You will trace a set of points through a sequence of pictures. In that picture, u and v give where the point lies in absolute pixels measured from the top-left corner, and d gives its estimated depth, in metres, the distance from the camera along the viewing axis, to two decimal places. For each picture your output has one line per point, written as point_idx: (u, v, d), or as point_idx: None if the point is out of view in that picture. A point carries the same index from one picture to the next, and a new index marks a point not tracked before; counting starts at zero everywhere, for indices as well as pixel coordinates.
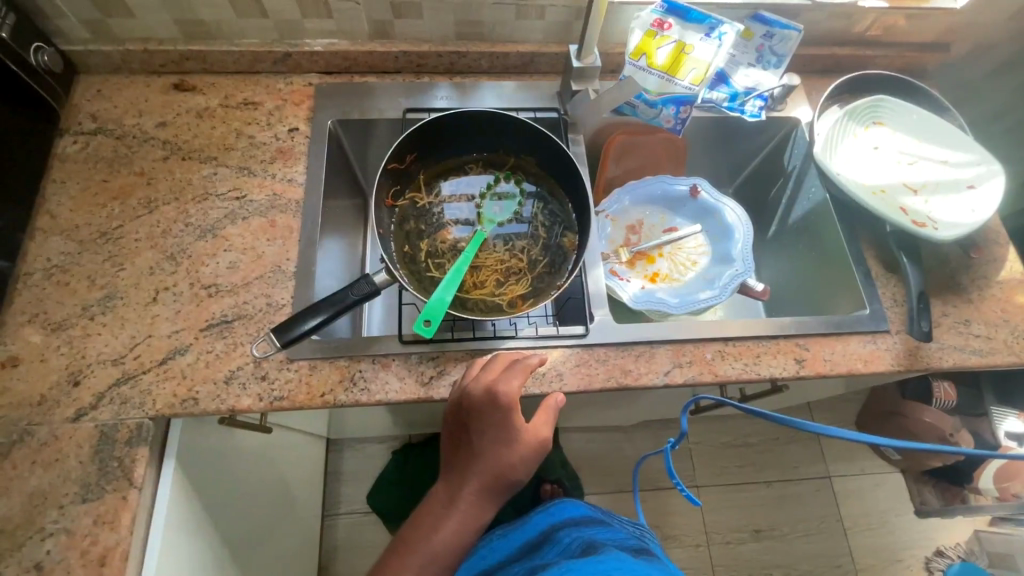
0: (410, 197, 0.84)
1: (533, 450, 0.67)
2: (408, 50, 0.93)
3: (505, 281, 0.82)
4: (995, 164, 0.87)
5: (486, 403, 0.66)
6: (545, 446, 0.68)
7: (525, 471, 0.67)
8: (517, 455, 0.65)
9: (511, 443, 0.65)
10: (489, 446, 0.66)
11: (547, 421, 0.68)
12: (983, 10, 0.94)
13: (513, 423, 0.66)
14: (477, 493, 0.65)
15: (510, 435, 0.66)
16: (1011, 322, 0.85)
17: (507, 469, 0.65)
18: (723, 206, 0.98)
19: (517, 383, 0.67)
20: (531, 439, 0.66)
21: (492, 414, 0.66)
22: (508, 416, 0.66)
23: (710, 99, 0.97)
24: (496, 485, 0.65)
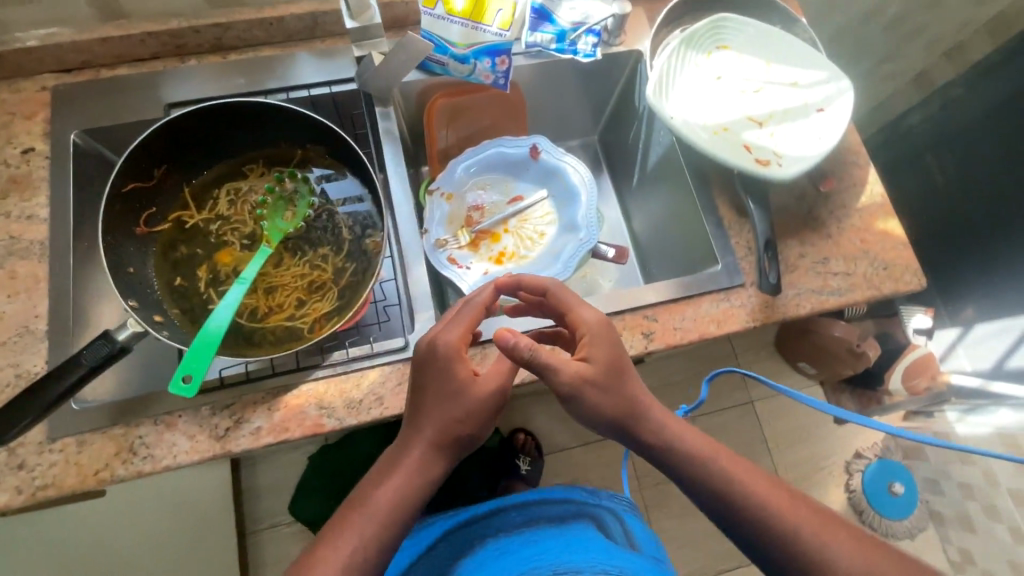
0: (175, 216, 0.69)
1: (469, 406, 0.59)
2: (155, 31, 0.76)
3: (307, 299, 0.70)
4: (843, 81, 0.78)
5: (428, 356, 0.61)
6: (493, 399, 0.61)
7: (474, 426, 0.60)
8: (462, 411, 0.59)
9: (452, 398, 0.59)
10: (431, 401, 0.60)
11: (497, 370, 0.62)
12: None
13: (450, 371, 0.60)
14: (429, 448, 0.59)
15: (451, 386, 0.60)
16: (871, 252, 0.80)
17: (453, 424, 0.60)
18: (565, 165, 0.87)
19: (456, 326, 0.61)
20: (475, 392, 0.60)
21: (438, 365, 0.60)
22: (449, 368, 0.60)
23: (535, 43, 0.84)
24: (448, 441, 0.59)
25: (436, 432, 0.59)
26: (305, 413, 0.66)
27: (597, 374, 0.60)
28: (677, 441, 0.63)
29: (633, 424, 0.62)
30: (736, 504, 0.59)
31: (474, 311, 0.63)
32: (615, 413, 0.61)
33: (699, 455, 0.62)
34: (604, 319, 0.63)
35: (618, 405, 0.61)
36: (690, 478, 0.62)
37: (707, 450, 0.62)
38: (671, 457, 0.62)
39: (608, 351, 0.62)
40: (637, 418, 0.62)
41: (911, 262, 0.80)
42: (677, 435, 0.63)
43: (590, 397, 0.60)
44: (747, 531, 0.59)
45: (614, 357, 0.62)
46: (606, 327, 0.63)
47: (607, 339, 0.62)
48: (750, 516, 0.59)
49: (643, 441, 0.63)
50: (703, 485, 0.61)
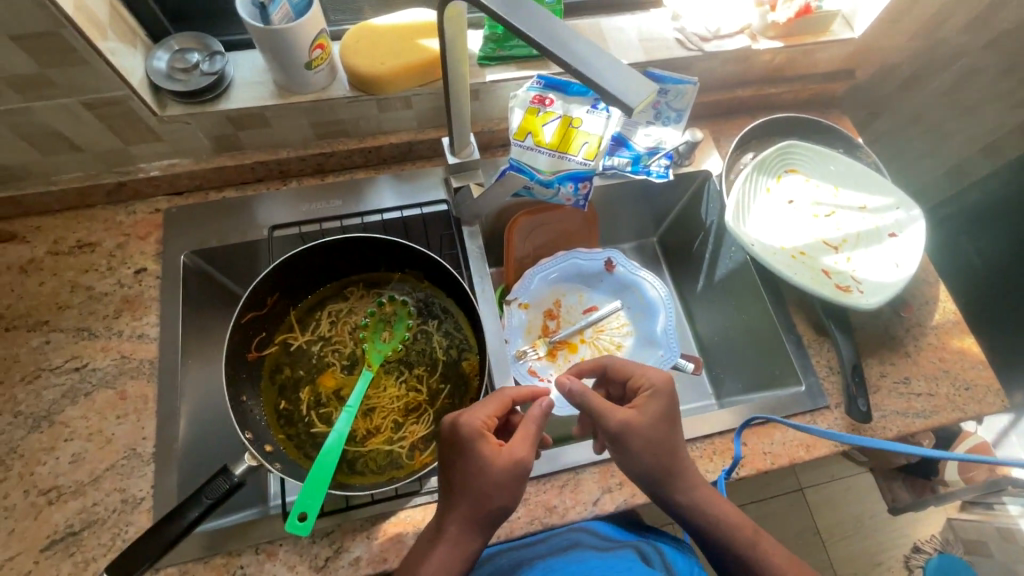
0: (282, 339, 0.72)
1: (504, 475, 0.55)
2: (265, 160, 0.81)
3: (404, 421, 0.71)
4: (914, 209, 0.81)
5: (450, 436, 0.58)
6: (523, 467, 0.56)
7: (509, 497, 0.56)
8: (493, 482, 0.55)
9: (484, 471, 0.55)
10: (460, 476, 0.56)
11: (530, 439, 0.57)
12: (882, 34, 0.90)
13: (476, 450, 0.56)
14: (464, 523, 0.55)
15: (478, 463, 0.56)
16: (951, 372, 0.81)
17: (487, 498, 0.55)
18: (640, 279, 0.91)
19: (480, 407, 0.58)
20: (510, 461, 0.56)
21: (463, 444, 0.57)
22: (476, 442, 0.57)
23: (612, 166, 0.88)
24: (484, 515, 0.55)
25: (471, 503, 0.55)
26: (403, 542, 0.66)
27: (642, 426, 0.60)
28: (710, 504, 0.61)
29: (671, 480, 0.61)
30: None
31: (501, 395, 0.61)
32: (656, 463, 0.60)
33: (734, 534, 0.60)
34: (653, 373, 0.63)
35: (661, 458, 0.60)
36: (727, 555, 0.60)
37: (743, 528, 0.61)
38: (704, 528, 0.61)
39: (654, 404, 0.61)
40: (674, 477, 0.61)
41: (991, 381, 0.80)
42: (709, 499, 0.62)
43: (637, 444, 0.59)
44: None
45: (659, 418, 0.61)
46: (657, 381, 0.63)
47: (650, 398, 0.62)
48: None
49: (679, 502, 0.61)
50: (737, 563, 0.60)
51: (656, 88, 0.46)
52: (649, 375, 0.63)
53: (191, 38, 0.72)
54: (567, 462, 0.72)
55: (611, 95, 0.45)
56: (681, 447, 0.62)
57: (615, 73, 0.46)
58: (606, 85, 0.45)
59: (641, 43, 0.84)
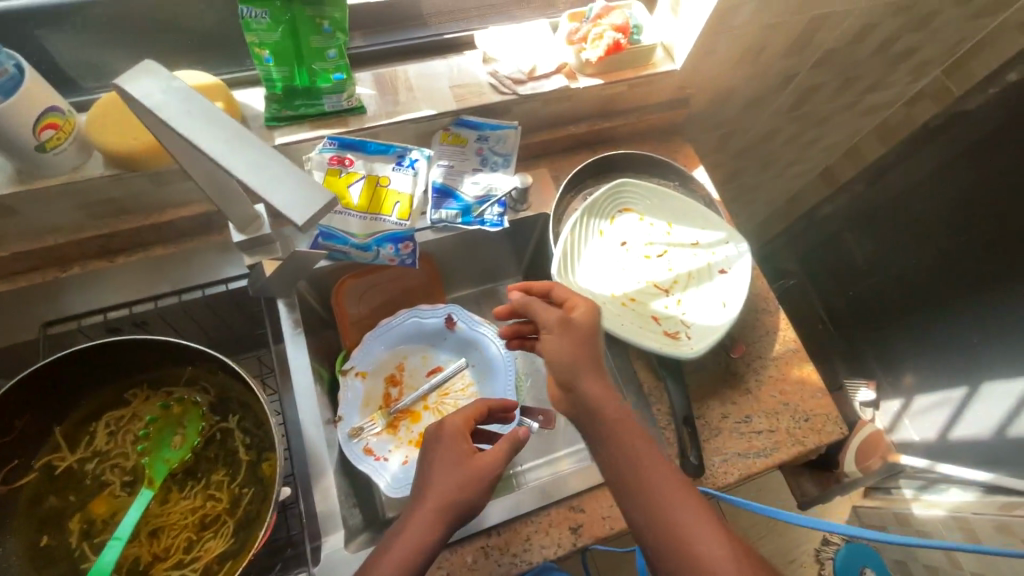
0: (44, 462, 0.63)
1: (477, 474, 0.56)
2: (29, 249, 0.71)
3: (197, 539, 0.62)
4: (742, 242, 0.80)
5: (432, 435, 0.61)
6: (487, 477, 0.57)
7: (474, 499, 0.56)
8: (461, 477, 0.56)
9: (459, 463, 0.57)
10: (437, 466, 0.58)
11: (503, 453, 0.59)
12: (705, 64, 0.89)
13: (453, 445, 0.59)
14: (430, 514, 0.54)
15: (453, 455, 0.58)
16: (791, 404, 0.80)
17: (455, 490, 0.56)
18: (483, 334, 0.86)
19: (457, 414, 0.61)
20: (478, 465, 0.57)
21: (443, 438, 0.60)
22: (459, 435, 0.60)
23: (440, 220, 0.81)
24: (449, 507, 0.55)
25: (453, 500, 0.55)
26: None
27: (561, 337, 0.61)
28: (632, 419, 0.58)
29: (583, 375, 0.59)
30: (659, 512, 0.52)
31: (471, 410, 0.63)
32: (570, 368, 0.60)
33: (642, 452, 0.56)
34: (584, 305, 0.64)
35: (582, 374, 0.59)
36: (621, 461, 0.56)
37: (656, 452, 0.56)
38: (609, 431, 0.57)
39: (581, 325, 0.62)
40: (587, 376, 0.59)
41: (829, 410, 0.80)
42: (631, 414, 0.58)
43: (555, 346, 0.61)
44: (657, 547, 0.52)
45: (578, 331, 0.62)
46: (586, 314, 0.63)
47: (575, 328, 0.62)
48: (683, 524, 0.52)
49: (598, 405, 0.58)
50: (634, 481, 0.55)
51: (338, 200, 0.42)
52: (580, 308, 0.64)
53: None
54: None
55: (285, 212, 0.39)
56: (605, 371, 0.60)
57: (294, 185, 0.41)
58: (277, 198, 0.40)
59: (452, 90, 0.79)
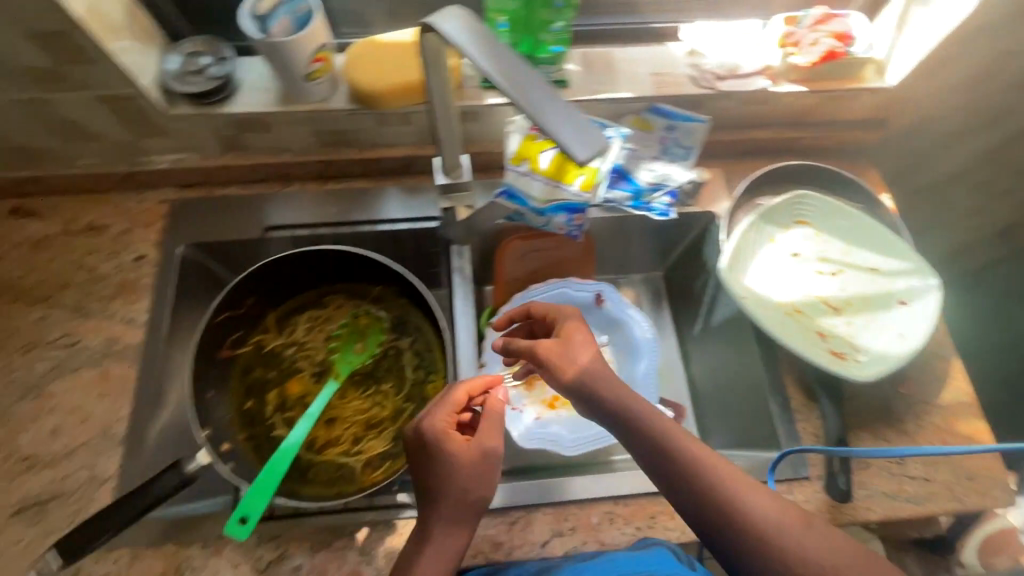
0: (256, 340, 0.75)
1: (479, 459, 0.56)
2: (267, 163, 0.84)
3: (363, 436, 0.71)
4: (931, 276, 0.75)
5: (416, 440, 0.58)
6: (492, 455, 0.57)
7: (485, 488, 0.56)
8: (463, 479, 0.55)
9: (457, 466, 0.55)
10: (433, 478, 0.56)
11: (491, 431, 0.57)
12: (920, 85, 0.83)
13: (440, 452, 0.56)
14: (447, 521, 0.54)
15: (443, 465, 0.55)
16: (953, 457, 0.74)
17: (463, 495, 0.55)
18: (629, 317, 0.89)
19: (439, 408, 0.57)
20: (475, 458, 0.56)
21: (429, 448, 0.56)
22: (443, 437, 0.56)
23: (612, 199, 0.83)
24: (463, 509, 0.55)
25: (467, 481, 0.55)
26: (344, 558, 0.66)
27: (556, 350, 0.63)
28: (633, 402, 0.60)
29: (592, 372, 0.62)
30: (703, 494, 0.54)
31: (460, 394, 0.59)
32: (576, 374, 0.61)
33: (660, 433, 0.57)
34: (567, 314, 0.68)
35: (583, 377, 0.61)
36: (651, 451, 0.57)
37: (670, 428, 0.58)
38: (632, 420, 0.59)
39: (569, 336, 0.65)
40: (590, 374, 0.61)
41: (997, 474, 0.73)
42: (631, 398, 0.60)
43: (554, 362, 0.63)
44: (710, 525, 0.54)
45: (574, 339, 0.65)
46: (575, 323, 0.67)
47: (562, 338, 0.65)
48: (725, 500, 0.53)
49: (598, 401, 0.61)
50: (666, 466, 0.56)
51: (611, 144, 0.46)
52: (566, 319, 0.68)
53: (203, 42, 0.76)
54: (520, 499, 0.69)
55: (569, 146, 0.44)
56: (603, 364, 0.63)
57: (576, 125, 0.45)
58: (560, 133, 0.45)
59: (652, 76, 0.82)
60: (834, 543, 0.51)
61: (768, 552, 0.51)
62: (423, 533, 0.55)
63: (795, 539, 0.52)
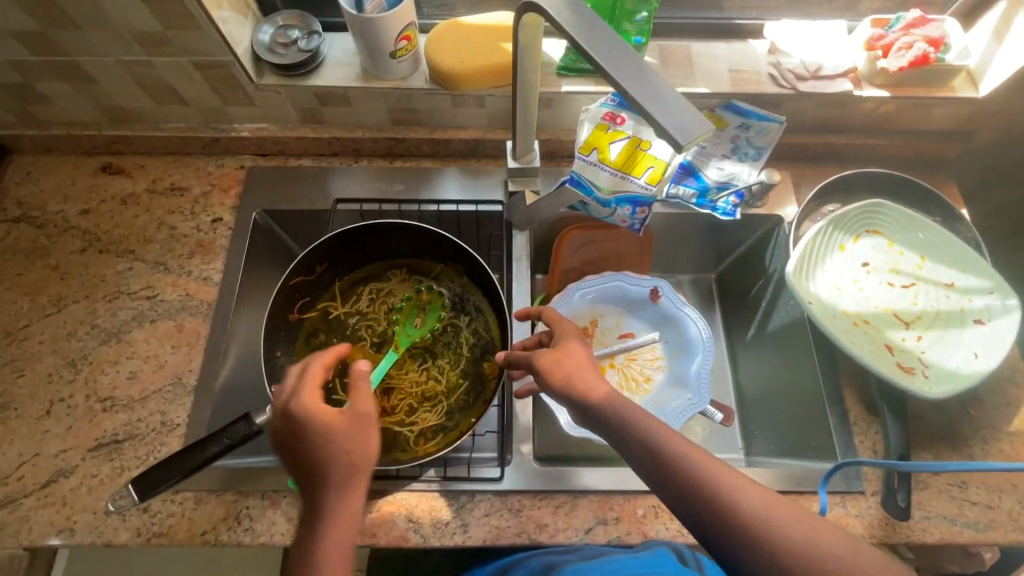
0: (322, 307, 0.77)
1: (351, 423, 0.55)
2: (341, 137, 0.86)
3: (418, 407, 0.73)
4: (1011, 297, 0.72)
5: (281, 427, 0.54)
6: (369, 416, 0.56)
7: (362, 448, 0.54)
8: (336, 446, 0.53)
9: (326, 437, 0.53)
10: (309, 456, 0.52)
11: (362, 393, 0.56)
12: (1012, 98, 0.80)
13: (307, 430, 0.53)
14: (334, 489, 0.52)
15: (315, 439, 0.53)
16: (1020, 487, 0.71)
17: (341, 458, 0.53)
18: (684, 315, 0.88)
19: (303, 385, 0.55)
20: (349, 422, 0.55)
21: (296, 428, 0.53)
22: (307, 415, 0.54)
23: (675, 194, 0.82)
24: (347, 473, 0.53)
25: (334, 476, 0.52)
26: (394, 522, 0.68)
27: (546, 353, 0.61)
28: (620, 403, 0.56)
29: (580, 376, 0.58)
30: (703, 500, 0.48)
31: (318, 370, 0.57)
32: (563, 377, 0.59)
33: (651, 430, 0.53)
34: (566, 327, 0.64)
35: (567, 382, 0.58)
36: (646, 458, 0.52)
37: (658, 424, 0.53)
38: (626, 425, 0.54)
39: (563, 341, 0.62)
40: (576, 376, 0.58)
41: None
42: (619, 397, 0.57)
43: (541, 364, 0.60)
44: (708, 525, 0.48)
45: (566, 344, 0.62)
46: (573, 340, 0.62)
47: (556, 350, 0.61)
48: (726, 507, 0.48)
49: (589, 401, 0.57)
50: (655, 462, 0.52)
51: (714, 129, 0.45)
52: (564, 331, 0.64)
53: (295, 17, 0.79)
54: (566, 483, 0.70)
55: (666, 131, 0.44)
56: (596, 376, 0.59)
57: (677, 110, 0.45)
58: (661, 117, 0.45)
59: (730, 73, 0.81)
60: (840, 543, 0.45)
61: (775, 552, 0.45)
62: (314, 538, 0.50)
63: (804, 533, 0.46)
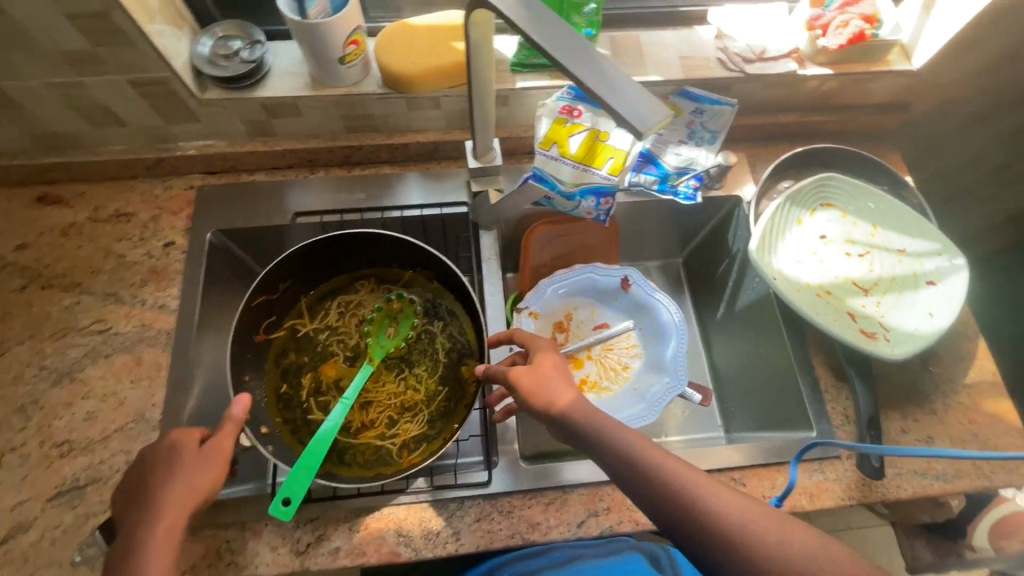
0: (290, 325, 0.75)
1: (203, 457, 0.56)
2: (294, 148, 0.83)
3: (398, 418, 0.71)
4: (957, 257, 0.76)
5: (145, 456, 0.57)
6: (221, 451, 0.57)
7: (203, 483, 0.55)
8: (178, 476, 0.55)
9: (177, 466, 0.55)
10: (153, 484, 0.54)
11: (228, 431, 0.58)
12: (943, 68, 0.84)
13: (162, 458, 0.56)
14: (161, 523, 0.52)
15: (165, 466, 0.55)
16: (981, 436, 0.75)
17: (183, 489, 0.54)
18: (655, 301, 0.89)
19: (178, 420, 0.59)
20: (201, 454, 0.56)
21: (154, 457, 0.56)
22: (175, 452, 0.56)
23: (637, 182, 0.85)
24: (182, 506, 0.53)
25: (172, 512, 0.52)
26: (384, 539, 0.66)
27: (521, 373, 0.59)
28: (598, 420, 0.55)
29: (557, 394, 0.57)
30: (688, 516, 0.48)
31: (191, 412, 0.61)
32: (539, 397, 0.57)
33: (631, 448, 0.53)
34: (539, 342, 0.64)
35: (545, 402, 0.57)
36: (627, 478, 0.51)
37: (633, 437, 0.53)
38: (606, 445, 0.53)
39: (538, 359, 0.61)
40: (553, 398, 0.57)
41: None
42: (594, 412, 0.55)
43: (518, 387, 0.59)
44: (688, 535, 0.48)
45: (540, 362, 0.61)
46: (547, 354, 0.62)
47: (531, 368, 0.60)
48: (709, 522, 0.47)
49: (559, 413, 0.56)
50: (631, 473, 0.51)
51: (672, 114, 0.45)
52: (538, 348, 0.63)
53: (234, 27, 0.76)
54: (555, 480, 0.70)
55: (627, 121, 0.44)
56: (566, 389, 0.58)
57: (636, 98, 0.45)
58: (619, 106, 0.45)
59: (680, 60, 0.82)
60: (811, 544, 0.46)
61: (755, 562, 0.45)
62: None
63: (777, 536, 0.46)
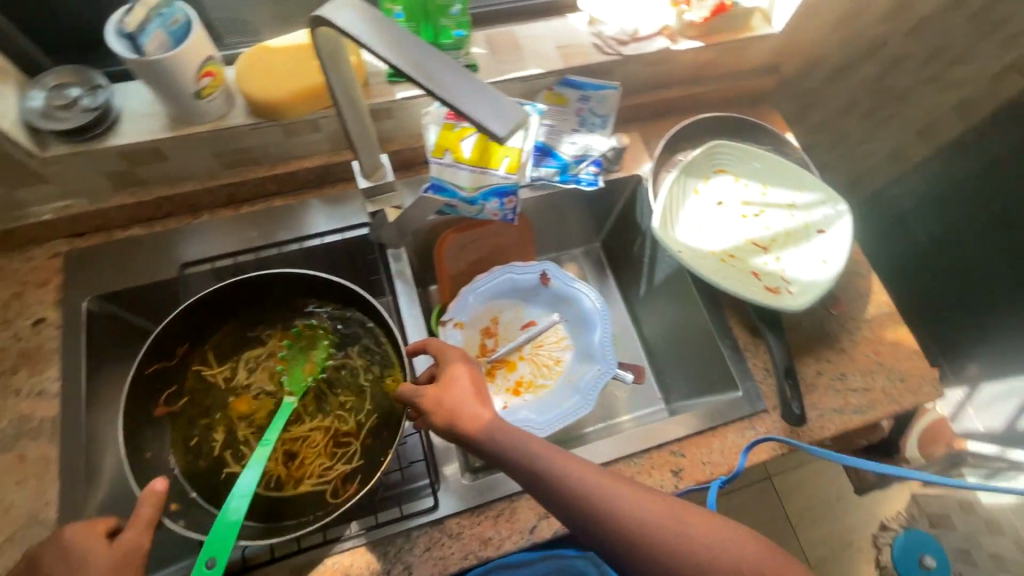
0: (194, 384, 0.69)
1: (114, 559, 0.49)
2: (168, 195, 0.77)
3: (328, 455, 0.67)
4: (840, 203, 0.80)
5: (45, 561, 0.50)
6: (133, 551, 0.49)
7: None
8: None
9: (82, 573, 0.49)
10: None
11: (142, 526, 0.50)
12: (801, 28, 0.89)
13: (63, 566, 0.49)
14: None
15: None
16: (886, 364, 0.80)
17: None
18: (577, 290, 0.89)
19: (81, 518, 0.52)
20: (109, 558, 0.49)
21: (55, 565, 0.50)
22: (79, 554, 0.50)
23: (539, 176, 0.85)
24: None
25: None
26: None
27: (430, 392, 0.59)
28: (508, 435, 0.55)
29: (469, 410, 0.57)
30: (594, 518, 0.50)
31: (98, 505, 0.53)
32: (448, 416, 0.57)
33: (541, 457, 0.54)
34: (452, 354, 0.63)
35: (455, 420, 0.57)
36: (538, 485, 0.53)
37: (543, 448, 0.54)
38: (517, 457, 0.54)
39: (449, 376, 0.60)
40: (463, 414, 0.57)
41: (925, 371, 0.80)
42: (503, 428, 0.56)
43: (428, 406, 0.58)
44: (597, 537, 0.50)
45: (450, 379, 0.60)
46: (459, 368, 0.61)
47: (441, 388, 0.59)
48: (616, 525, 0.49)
49: (473, 430, 0.56)
50: (543, 485, 0.52)
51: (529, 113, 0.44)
52: (450, 363, 0.62)
53: (69, 72, 0.68)
54: (501, 491, 0.69)
55: (483, 124, 0.43)
56: (481, 404, 0.58)
57: (492, 102, 0.44)
58: (473, 109, 0.43)
59: (559, 50, 0.82)
60: (712, 533, 0.48)
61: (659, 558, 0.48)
62: None
63: (682, 530, 0.49)
